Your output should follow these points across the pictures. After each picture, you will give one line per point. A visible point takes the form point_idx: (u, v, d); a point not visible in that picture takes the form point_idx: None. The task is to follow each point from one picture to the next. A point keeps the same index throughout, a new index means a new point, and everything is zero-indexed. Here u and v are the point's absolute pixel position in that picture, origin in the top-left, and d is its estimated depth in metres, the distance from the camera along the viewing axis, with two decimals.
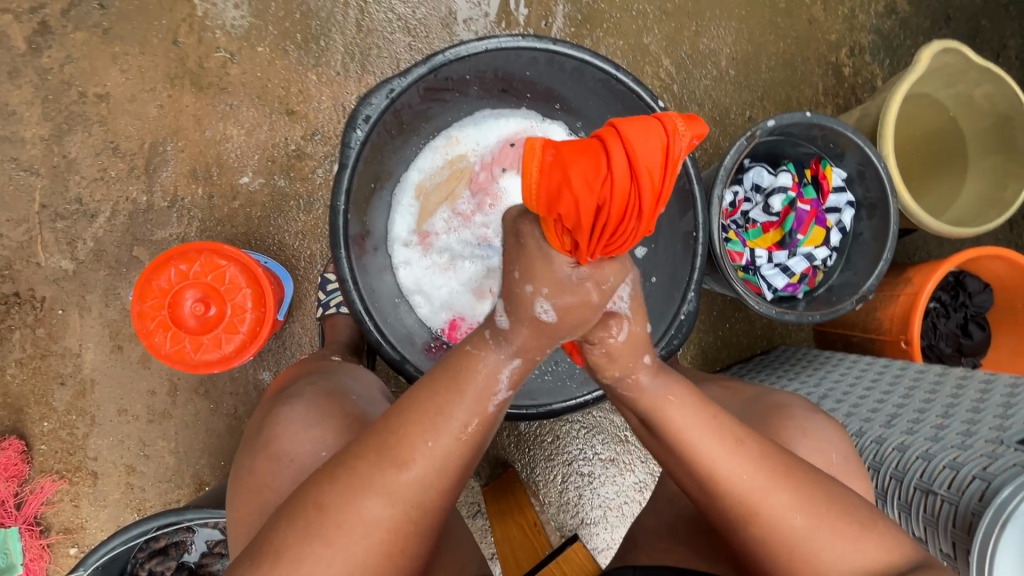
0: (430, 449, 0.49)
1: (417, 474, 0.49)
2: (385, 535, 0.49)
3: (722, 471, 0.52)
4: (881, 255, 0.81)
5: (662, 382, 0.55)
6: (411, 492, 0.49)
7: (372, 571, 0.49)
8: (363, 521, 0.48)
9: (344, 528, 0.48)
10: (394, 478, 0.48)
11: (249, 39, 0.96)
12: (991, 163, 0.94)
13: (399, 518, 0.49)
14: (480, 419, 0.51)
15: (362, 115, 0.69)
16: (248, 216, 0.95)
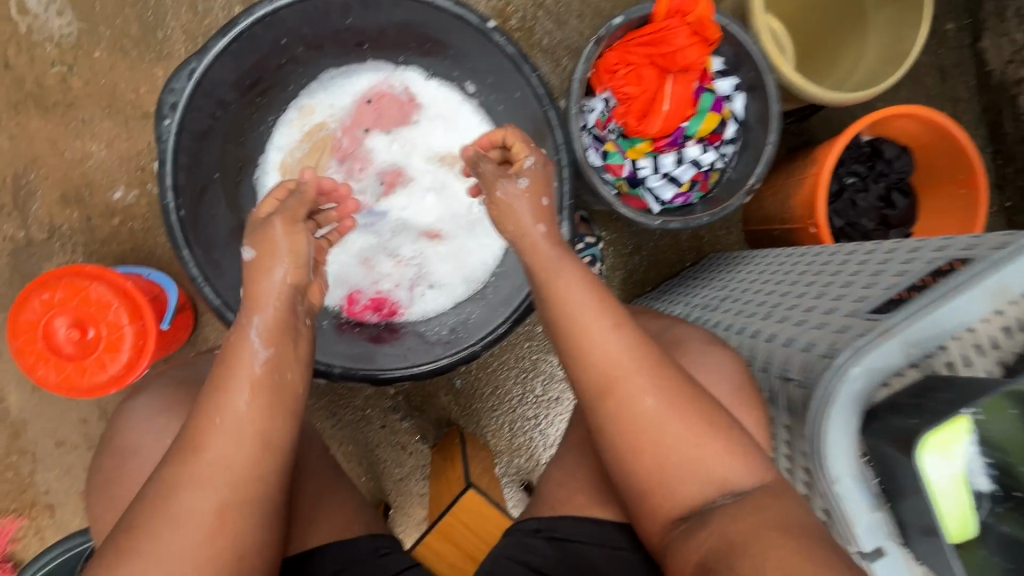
0: (251, 385, 0.50)
1: (218, 449, 0.47)
2: (207, 523, 0.46)
3: (612, 350, 0.53)
4: (768, 139, 0.77)
5: (552, 249, 0.60)
6: (243, 434, 0.49)
7: (200, 570, 0.45)
8: (157, 536, 0.45)
9: (164, 525, 0.45)
10: (195, 458, 0.47)
11: (83, 46, 0.90)
12: (888, 15, 0.87)
13: (205, 525, 0.46)
14: (279, 360, 0.51)
15: (168, 104, 0.64)
16: (131, 231, 0.93)
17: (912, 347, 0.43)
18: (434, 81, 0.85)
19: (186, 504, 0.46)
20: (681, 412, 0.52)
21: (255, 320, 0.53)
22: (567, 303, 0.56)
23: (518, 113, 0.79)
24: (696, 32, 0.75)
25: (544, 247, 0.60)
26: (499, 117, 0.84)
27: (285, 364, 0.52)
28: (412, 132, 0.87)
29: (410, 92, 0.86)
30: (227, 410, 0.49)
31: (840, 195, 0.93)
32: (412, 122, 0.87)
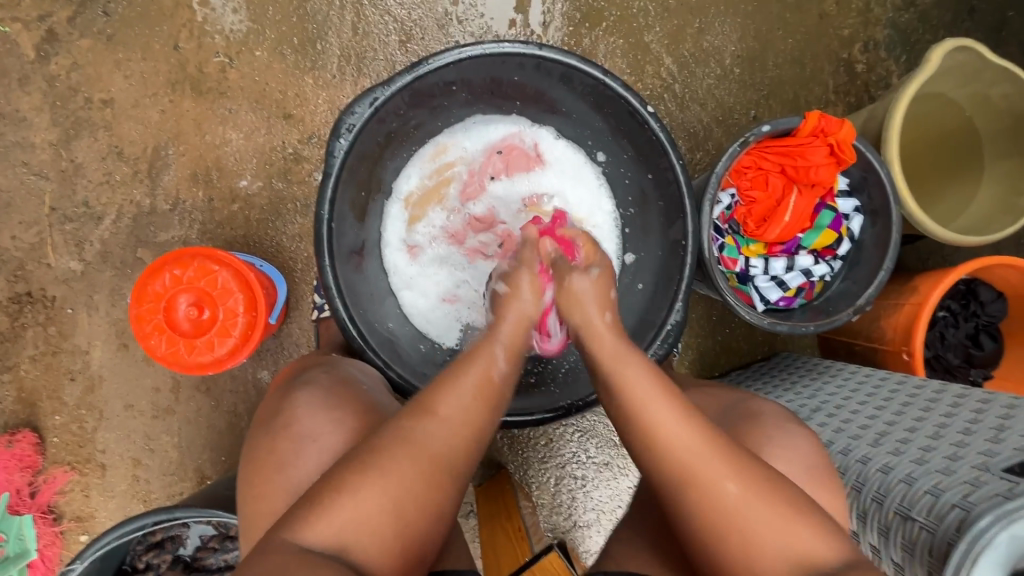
0: (455, 404, 0.57)
1: (448, 409, 0.57)
2: (428, 462, 0.54)
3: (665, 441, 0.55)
4: (882, 265, 0.79)
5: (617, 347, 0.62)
6: (432, 444, 0.55)
7: (417, 502, 0.53)
8: (394, 462, 0.53)
9: (402, 452, 0.54)
10: (429, 416, 0.56)
11: (247, 43, 0.96)
12: (1007, 166, 0.90)
13: (425, 465, 0.54)
14: (485, 391, 0.59)
15: (346, 125, 0.70)
16: (247, 219, 0.97)
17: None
18: (563, 142, 0.89)
19: (386, 480, 0.53)
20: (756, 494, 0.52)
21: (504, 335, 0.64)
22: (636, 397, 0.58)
23: (646, 193, 0.82)
24: (832, 153, 0.77)
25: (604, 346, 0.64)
26: (621, 190, 0.87)
27: (491, 395, 0.60)
28: (533, 185, 0.90)
29: (538, 148, 0.90)
30: (432, 414, 0.56)
31: (930, 327, 0.95)
32: (533, 175, 0.90)
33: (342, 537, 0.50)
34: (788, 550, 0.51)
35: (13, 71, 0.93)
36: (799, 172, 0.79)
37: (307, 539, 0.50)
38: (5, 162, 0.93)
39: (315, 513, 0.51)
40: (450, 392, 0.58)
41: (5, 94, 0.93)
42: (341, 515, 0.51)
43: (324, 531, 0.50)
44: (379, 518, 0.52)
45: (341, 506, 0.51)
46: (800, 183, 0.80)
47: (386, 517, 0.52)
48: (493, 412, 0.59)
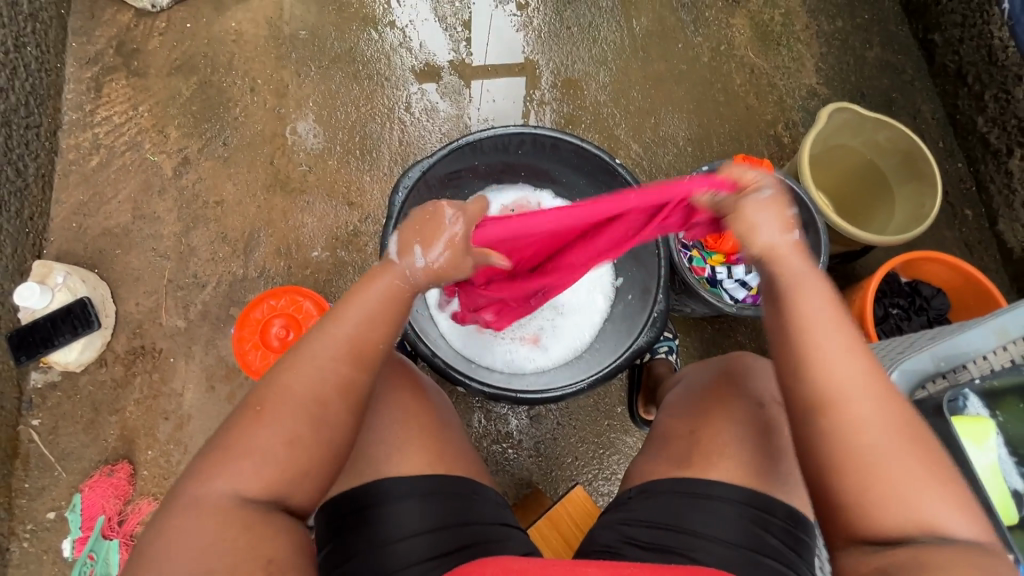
0: (355, 319, 0.61)
1: (348, 331, 0.61)
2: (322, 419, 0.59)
3: (841, 383, 0.56)
4: (820, 259, 1.01)
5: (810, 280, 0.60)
6: (329, 376, 0.60)
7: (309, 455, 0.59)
8: (288, 416, 0.58)
9: (290, 413, 0.58)
10: (332, 335, 0.60)
11: (323, 155, 1.31)
12: (911, 188, 1.15)
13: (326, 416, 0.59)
14: (395, 292, 0.62)
15: (403, 184, 0.98)
16: (317, 280, 1.23)
17: (942, 361, 0.67)
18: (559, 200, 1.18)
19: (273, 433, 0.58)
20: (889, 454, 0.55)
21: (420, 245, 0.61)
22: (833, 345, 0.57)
23: None
24: None
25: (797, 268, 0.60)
26: None
27: (390, 320, 0.63)
28: None
29: (541, 206, 1.18)
30: (337, 341, 0.60)
31: (888, 322, 1.11)
32: None
33: (242, 487, 0.56)
34: (897, 483, 0.54)
35: (156, 186, 1.27)
36: None
37: (216, 488, 0.56)
38: (139, 248, 1.23)
39: (228, 464, 0.57)
40: (355, 306, 0.61)
41: (147, 201, 1.26)
42: (232, 472, 0.57)
43: (223, 483, 0.56)
44: (273, 469, 0.57)
45: (263, 448, 0.57)
46: None
47: (280, 464, 0.58)
48: (392, 326, 0.63)
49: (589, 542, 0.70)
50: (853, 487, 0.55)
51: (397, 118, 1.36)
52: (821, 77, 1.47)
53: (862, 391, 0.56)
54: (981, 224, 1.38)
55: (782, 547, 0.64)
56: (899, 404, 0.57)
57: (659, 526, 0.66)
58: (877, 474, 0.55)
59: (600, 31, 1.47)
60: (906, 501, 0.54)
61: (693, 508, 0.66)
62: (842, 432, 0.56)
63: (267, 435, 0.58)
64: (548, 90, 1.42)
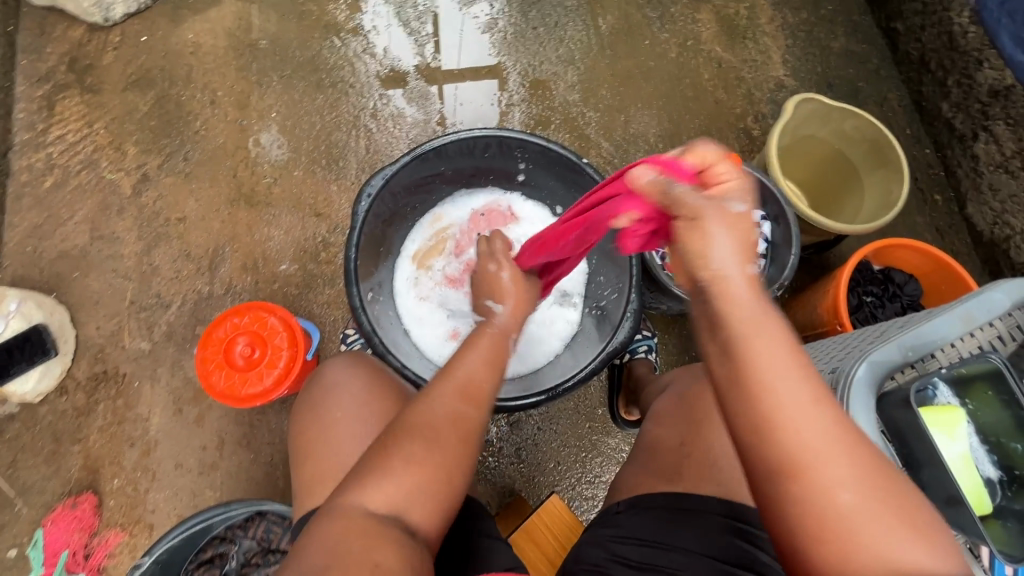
0: (474, 361, 0.66)
1: (470, 368, 0.65)
2: (466, 439, 0.62)
3: (797, 419, 0.48)
4: (791, 252, 1.01)
5: (749, 296, 0.49)
6: (466, 402, 0.63)
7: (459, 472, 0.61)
8: (440, 439, 0.60)
9: (426, 433, 0.60)
10: (456, 372, 0.65)
11: (288, 166, 1.28)
12: (879, 176, 1.15)
13: (466, 434, 0.62)
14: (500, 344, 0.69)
15: (366, 193, 0.95)
16: (286, 294, 1.20)
17: (910, 351, 0.65)
18: (530, 202, 1.16)
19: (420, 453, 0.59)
20: (860, 491, 0.47)
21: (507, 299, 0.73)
22: (773, 374, 0.48)
23: None
24: None
25: (735, 285, 0.50)
26: None
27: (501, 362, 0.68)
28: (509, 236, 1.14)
29: (512, 209, 1.16)
30: (454, 379, 0.64)
31: (862, 310, 1.11)
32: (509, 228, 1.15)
33: (400, 499, 0.57)
34: (864, 530, 0.47)
35: (115, 205, 1.23)
36: None
37: (361, 502, 0.56)
38: (99, 270, 1.19)
39: (379, 476, 0.57)
40: (473, 352, 0.67)
41: (106, 220, 1.22)
42: (394, 485, 0.57)
43: (378, 499, 0.56)
44: (428, 489, 0.58)
45: (409, 457, 0.59)
46: None
47: (430, 483, 0.59)
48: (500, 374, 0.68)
49: (574, 556, 0.68)
50: (817, 541, 0.48)
51: (363, 125, 1.33)
52: (787, 69, 1.47)
53: (825, 449, 0.48)
54: (950, 209, 1.39)
55: (773, 563, 0.60)
56: (861, 446, 0.49)
57: (642, 540, 0.64)
58: (832, 522, 0.47)
59: (566, 31, 1.46)
60: (887, 551, 0.46)
61: (678, 524, 0.64)
62: (808, 497, 0.48)
63: (417, 456, 0.59)
64: (516, 91, 1.41)
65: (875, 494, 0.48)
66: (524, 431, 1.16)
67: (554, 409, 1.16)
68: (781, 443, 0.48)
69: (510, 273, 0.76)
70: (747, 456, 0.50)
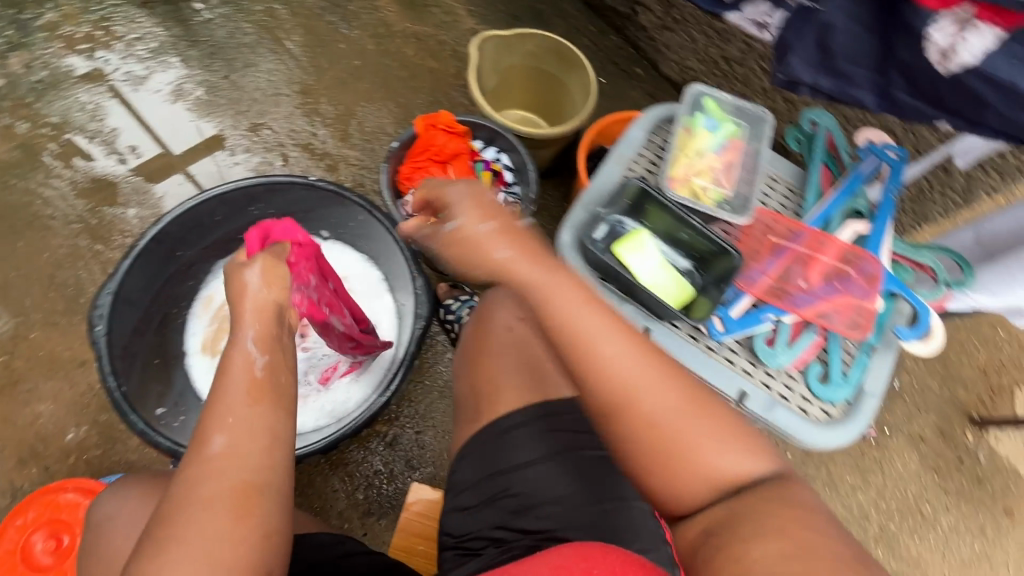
0: (226, 428, 0.59)
1: (219, 441, 0.58)
2: (234, 502, 0.56)
3: (613, 366, 0.62)
4: (528, 169, 1.10)
5: (527, 271, 0.67)
6: (228, 475, 0.57)
7: (241, 550, 0.55)
8: (190, 535, 0.54)
9: (171, 545, 0.53)
10: (203, 452, 0.58)
11: (20, 333, 1.12)
12: (575, 76, 1.30)
13: (231, 502, 0.56)
14: (260, 391, 0.61)
15: (97, 316, 0.88)
16: (89, 461, 1.05)
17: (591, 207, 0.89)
18: None
19: (185, 547, 0.53)
20: (669, 414, 0.61)
21: (250, 333, 0.64)
22: (593, 343, 0.62)
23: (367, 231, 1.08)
24: (450, 132, 1.11)
25: (521, 265, 0.67)
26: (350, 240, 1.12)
27: (256, 391, 0.61)
28: None
29: None
30: (202, 460, 0.57)
31: None
32: None
33: None
34: (686, 441, 0.61)
35: None
36: (437, 157, 1.10)
37: None
38: None
39: None
40: (226, 416, 0.59)
41: None
42: None
43: None
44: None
45: (170, 575, 0.52)
46: (445, 159, 1.10)
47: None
48: (276, 405, 0.62)
49: (445, 531, 0.71)
50: (666, 463, 0.61)
51: (89, 251, 1.19)
52: (476, 18, 1.58)
53: (643, 386, 0.61)
54: (653, 75, 1.61)
55: (570, 437, 0.70)
56: (680, 379, 0.63)
57: (487, 479, 0.69)
58: (662, 443, 0.61)
59: (259, 67, 1.43)
60: (708, 461, 0.61)
61: (504, 449, 0.69)
62: (636, 432, 0.62)
63: (167, 570, 0.52)
64: (238, 145, 1.35)
65: (686, 410, 0.62)
66: (405, 444, 1.15)
67: (420, 407, 1.17)
68: (613, 400, 0.62)
69: (256, 270, 0.68)
70: (585, 386, 0.64)
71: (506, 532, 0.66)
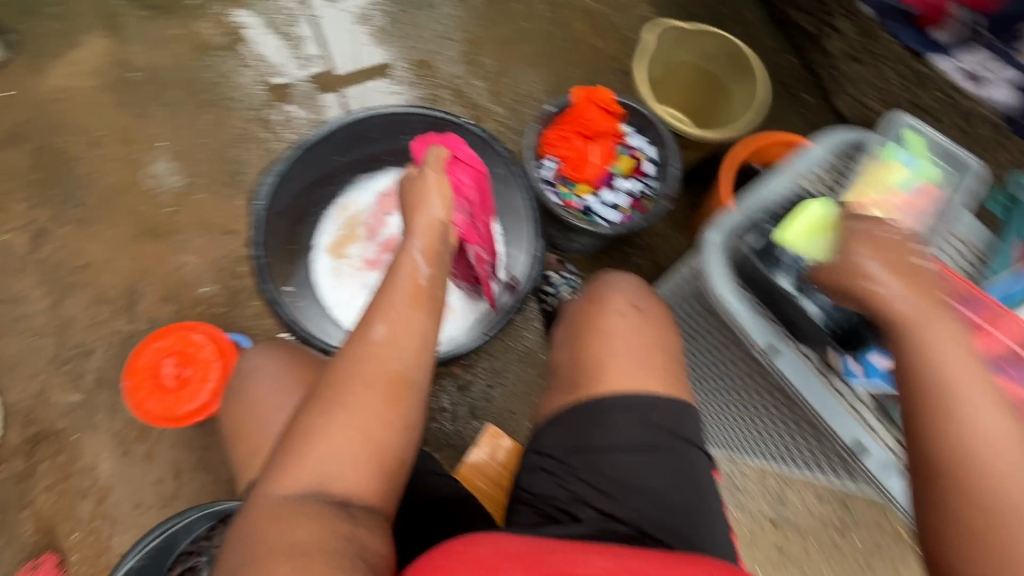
0: (388, 321, 0.66)
1: (383, 331, 0.65)
2: (386, 388, 0.62)
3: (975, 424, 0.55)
4: (671, 166, 1.07)
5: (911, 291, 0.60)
6: (385, 363, 0.63)
7: (385, 427, 0.60)
8: (350, 403, 0.60)
9: (325, 412, 0.60)
10: (366, 339, 0.64)
11: (188, 191, 1.27)
12: (743, 85, 1.24)
13: (384, 386, 0.62)
14: (421, 298, 0.68)
15: (261, 191, 0.98)
16: (213, 315, 1.19)
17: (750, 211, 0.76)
18: None
19: (344, 414, 0.59)
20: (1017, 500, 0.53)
21: (418, 247, 0.73)
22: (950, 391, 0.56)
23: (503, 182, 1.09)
24: (604, 109, 1.10)
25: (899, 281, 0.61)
26: None
27: (420, 297, 0.69)
28: None
29: None
30: (365, 343, 0.64)
31: None
32: None
33: (322, 470, 0.57)
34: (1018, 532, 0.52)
35: (13, 265, 1.19)
36: (585, 130, 1.10)
37: (279, 489, 0.56)
38: (10, 334, 1.15)
39: (288, 466, 0.57)
40: (387, 312, 0.66)
41: (7, 283, 1.18)
42: (316, 458, 0.57)
43: (300, 479, 0.56)
44: (350, 452, 0.58)
45: (326, 432, 0.58)
46: (592, 134, 1.10)
47: (359, 447, 0.59)
48: (432, 317, 0.69)
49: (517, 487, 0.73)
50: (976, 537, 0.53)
51: (256, 137, 1.33)
52: (653, 7, 1.56)
53: (997, 454, 0.54)
54: (822, 105, 1.50)
55: (669, 434, 0.69)
56: None
57: (569, 451, 0.69)
58: (994, 522, 0.53)
59: (439, 9, 1.50)
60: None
61: (595, 426, 0.69)
62: (967, 497, 0.54)
63: (319, 432, 0.58)
64: (402, 76, 1.43)
65: None
66: (474, 392, 1.19)
67: (496, 362, 1.20)
68: (946, 455, 0.56)
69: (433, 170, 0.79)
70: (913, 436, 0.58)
71: (591, 512, 0.66)
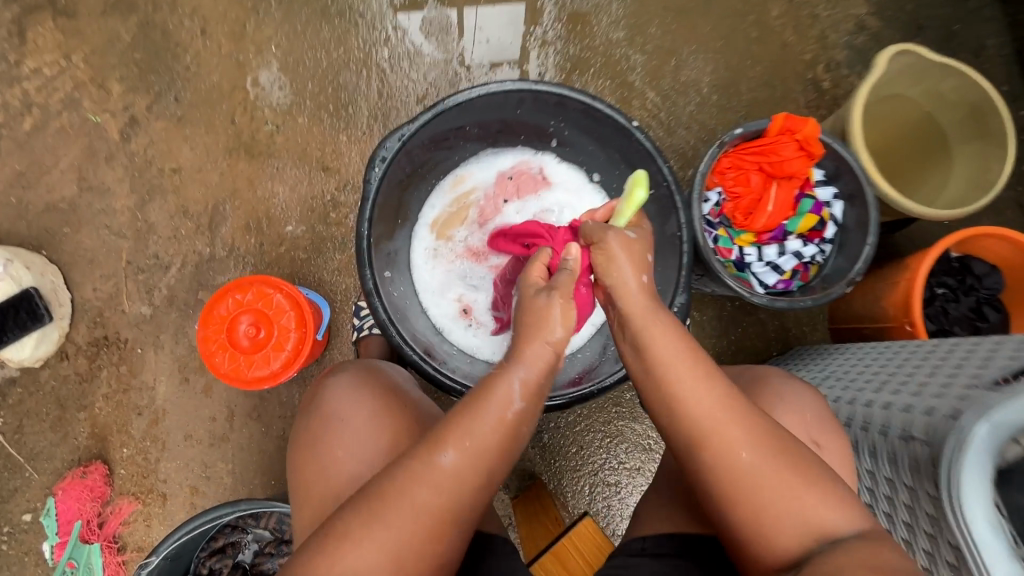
0: (462, 446, 0.54)
1: (452, 457, 0.54)
2: (430, 521, 0.53)
3: None
4: (866, 241, 0.86)
5: None
6: (440, 493, 0.53)
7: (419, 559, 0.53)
8: (394, 521, 0.52)
9: (373, 519, 0.52)
10: (434, 456, 0.54)
11: (291, 111, 1.14)
12: (973, 148, 0.98)
13: (429, 520, 0.53)
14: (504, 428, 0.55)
15: (379, 157, 0.82)
16: (293, 258, 1.10)
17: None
18: (564, 164, 1.02)
19: (382, 533, 0.52)
20: None
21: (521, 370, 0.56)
22: None
23: None
24: (802, 148, 0.87)
25: None
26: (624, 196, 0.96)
27: (512, 427, 0.56)
28: (540, 202, 1.02)
29: (544, 171, 1.02)
30: (431, 461, 0.54)
31: (931, 303, 0.99)
32: (539, 194, 1.02)
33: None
34: None
35: (102, 151, 1.11)
36: (771, 169, 0.88)
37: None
38: (90, 226, 1.09)
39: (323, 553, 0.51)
40: (466, 434, 0.54)
41: (94, 170, 1.10)
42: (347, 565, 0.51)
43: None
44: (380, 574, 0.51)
45: (362, 543, 0.51)
46: (778, 175, 0.89)
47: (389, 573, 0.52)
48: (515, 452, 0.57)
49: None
50: None
51: (374, 65, 1.16)
52: (872, 6, 1.25)
53: None
54: None
55: None
56: None
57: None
58: None
59: None
60: None
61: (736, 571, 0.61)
62: None
63: (356, 538, 0.52)
64: (551, 27, 1.21)
65: None
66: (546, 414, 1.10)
67: None
68: None
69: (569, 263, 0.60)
70: None
71: None
